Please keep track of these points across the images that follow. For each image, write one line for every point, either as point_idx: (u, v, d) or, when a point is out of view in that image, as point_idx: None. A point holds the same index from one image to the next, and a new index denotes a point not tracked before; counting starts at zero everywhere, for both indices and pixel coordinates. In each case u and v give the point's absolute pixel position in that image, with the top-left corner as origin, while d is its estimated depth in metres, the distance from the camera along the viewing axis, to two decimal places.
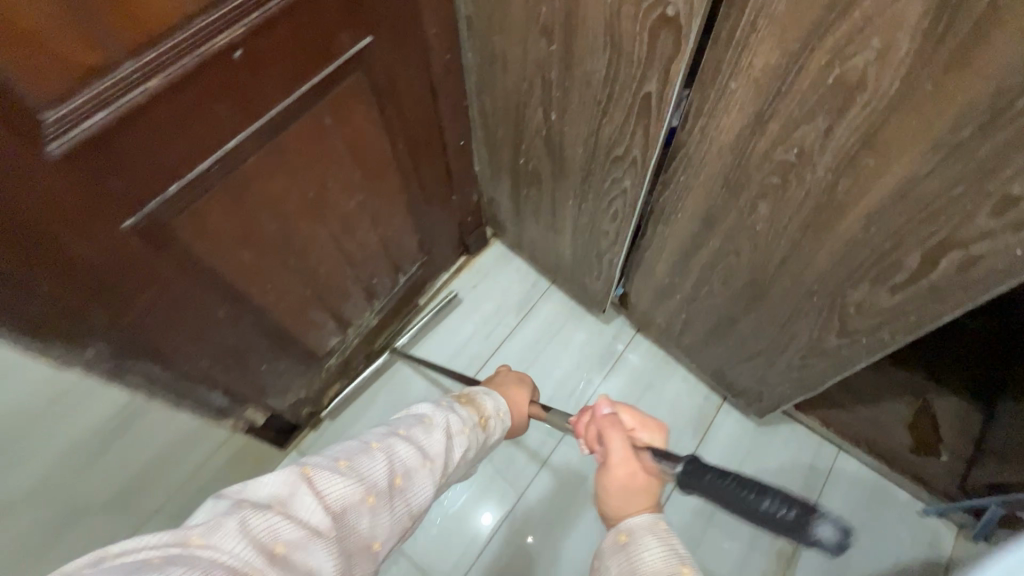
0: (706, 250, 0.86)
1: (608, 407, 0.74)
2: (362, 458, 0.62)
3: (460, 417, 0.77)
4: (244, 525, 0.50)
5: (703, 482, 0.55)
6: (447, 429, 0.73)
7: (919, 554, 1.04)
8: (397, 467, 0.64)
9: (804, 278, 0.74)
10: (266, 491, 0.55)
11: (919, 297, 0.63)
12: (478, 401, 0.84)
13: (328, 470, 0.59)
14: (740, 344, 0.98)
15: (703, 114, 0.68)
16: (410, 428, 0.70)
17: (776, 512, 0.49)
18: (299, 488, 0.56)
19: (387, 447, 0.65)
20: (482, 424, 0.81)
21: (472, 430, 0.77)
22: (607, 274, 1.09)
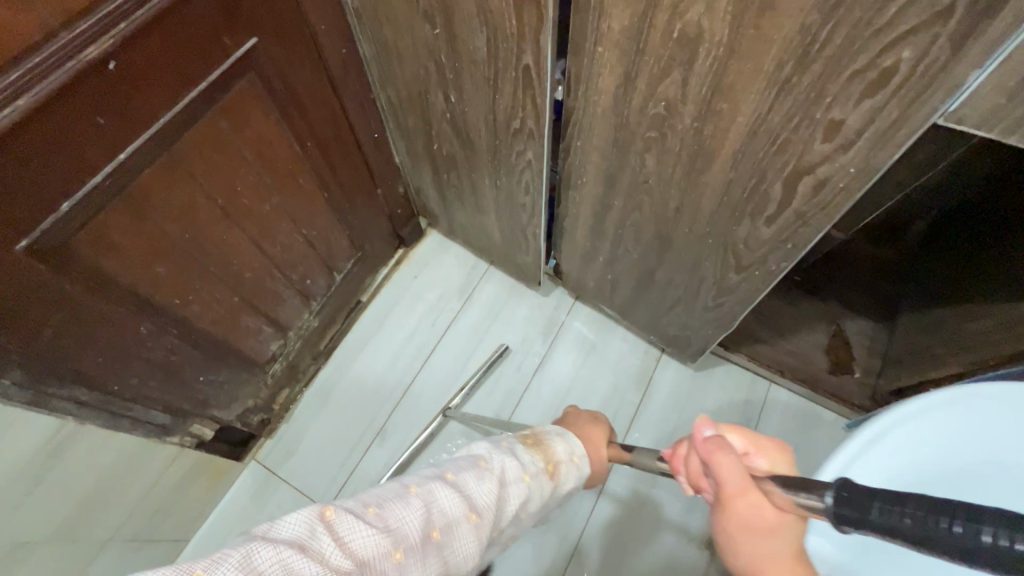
0: (614, 209, 0.91)
1: (710, 430, 0.53)
2: (396, 505, 0.55)
3: (521, 462, 0.65)
4: (250, 560, 0.45)
5: (862, 518, 0.35)
6: (504, 476, 0.62)
7: None
8: (435, 516, 0.56)
9: (698, 222, 0.80)
10: (283, 532, 0.49)
11: (789, 225, 0.69)
12: (545, 443, 0.71)
13: (352, 516, 0.52)
14: (662, 295, 1.04)
15: (582, 80, 0.73)
16: (460, 472, 0.61)
17: (1010, 552, 0.27)
18: (317, 531, 0.50)
19: (425, 493, 0.57)
20: (551, 471, 0.69)
21: (536, 477, 0.66)
22: (534, 247, 1.14)
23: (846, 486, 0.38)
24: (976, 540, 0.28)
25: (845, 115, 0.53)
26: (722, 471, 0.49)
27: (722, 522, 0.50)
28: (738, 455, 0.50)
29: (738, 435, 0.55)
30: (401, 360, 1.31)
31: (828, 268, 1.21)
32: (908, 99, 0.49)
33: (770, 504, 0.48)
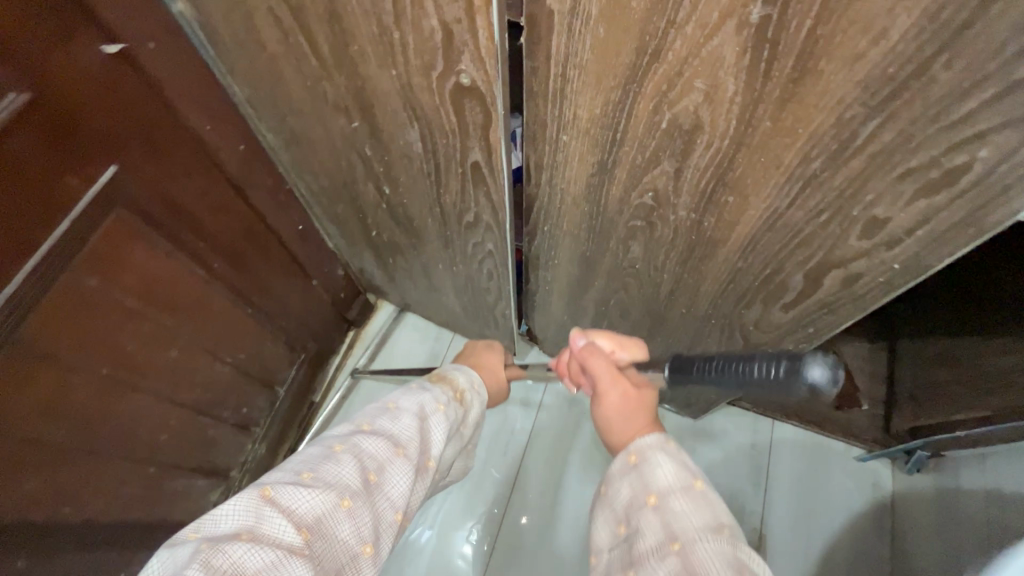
0: (594, 288, 0.79)
1: (584, 336, 0.63)
2: (328, 465, 0.48)
3: (428, 392, 0.59)
4: (202, 567, 0.39)
5: (689, 374, 0.52)
6: (420, 412, 0.56)
7: (868, 497, 1.05)
8: (368, 462, 0.49)
9: (697, 305, 0.69)
10: (224, 522, 0.43)
11: (810, 311, 0.59)
12: (447, 376, 0.64)
13: (289, 486, 0.46)
14: (656, 362, 0.92)
15: (544, 168, 0.59)
16: (376, 420, 0.53)
17: (764, 377, 0.45)
18: (261, 514, 0.43)
19: (351, 445, 0.50)
20: (458, 401, 0.62)
21: (449, 406, 0.60)
22: (505, 324, 1.00)
23: (678, 358, 0.54)
24: (753, 375, 0.45)
25: (891, 214, 0.43)
26: (593, 367, 0.59)
27: (598, 406, 0.57)
28: (606, 357, 0.61)
29: (607, 338, 0.64)
30: None
31: None
32: (980, 200, 0.38)
33: (631, 384, 0.57)
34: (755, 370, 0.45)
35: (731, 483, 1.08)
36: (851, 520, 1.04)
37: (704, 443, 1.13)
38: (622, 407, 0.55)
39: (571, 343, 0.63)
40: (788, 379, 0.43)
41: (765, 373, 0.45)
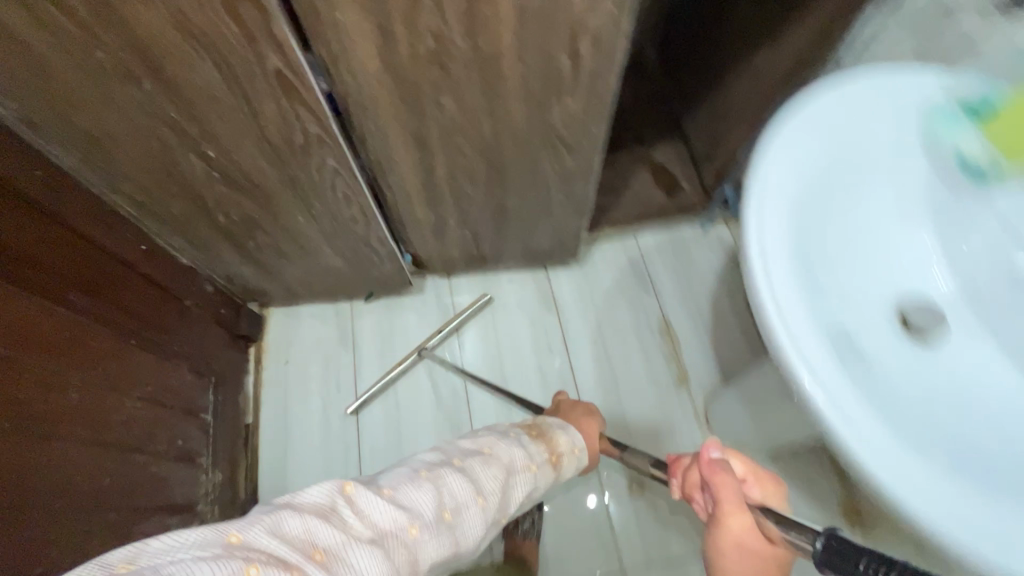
0: (439, 167, 0.89)
1: (719, 450, 0.51)
2: (408, 487, 0.56)
3: (526, 451, 0.69)
4: (280, 530, 0.47)
5: (847, 564, 0.37)
6: (509, 467, 0.65)
7: (721, 255, 1.30)
8: (444, 499, 0.57)
9: (518, 132, 0.82)
10: (312, 496, 0.51)
11: (589, 87, 0.75)
12: (552, 435, 0.74)
13: (370, 491, 0.54)
14: (521, 219, 1.07)
15: (339, 59, 0.67)
16: (467, 460, 0.63)
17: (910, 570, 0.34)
18: (340, 505, 0.51)
19: (435, 475, 0.59)
20: (554, 463, 0.71)
21: (541, 469, 0.69)
22: (388, 254, 1.07)
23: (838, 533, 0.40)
24: None
25: None
26: (724, 499, 0.49)
27: (716, 527, 0.50)
28: (739, 484, 0.50)
29: (740, 461, 0.54)
30: (335, 445, 1.17)
31: (619, 126, 1.37)
32: None
33: (759, 529, 0.48)
34: None
35: (625, 298, 1.29)
36: (717, 274, 1.29)
37: (594, 279, 1.31)
38: (750, 552, 0.48)
39: (704, 453, 0.51)
40: None
41: None
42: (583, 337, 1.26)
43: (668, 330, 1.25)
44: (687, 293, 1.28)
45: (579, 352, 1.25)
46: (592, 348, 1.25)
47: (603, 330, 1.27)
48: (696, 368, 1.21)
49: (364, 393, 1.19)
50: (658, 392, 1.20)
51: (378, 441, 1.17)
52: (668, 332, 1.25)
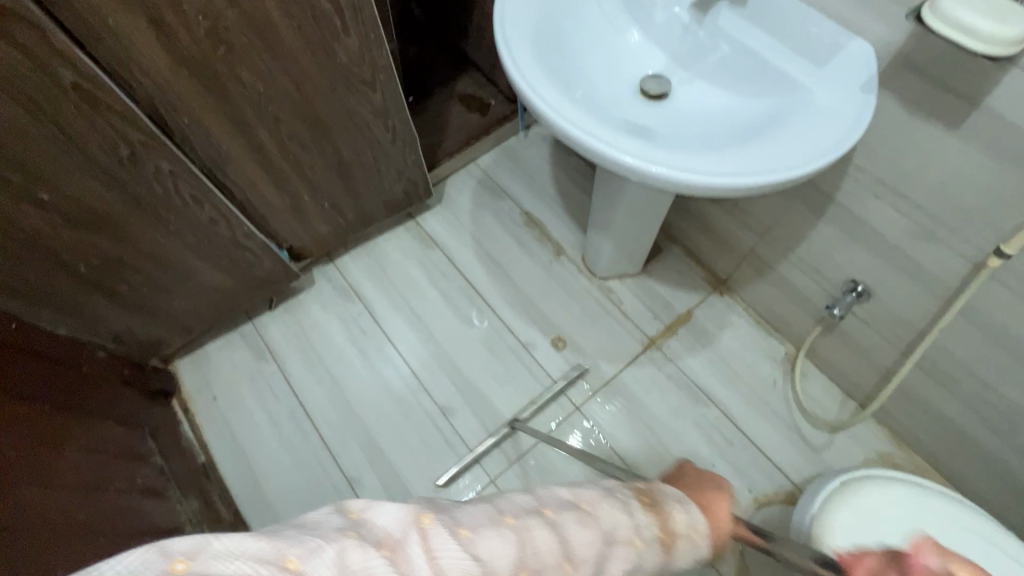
0: (268, 143, 0.99)
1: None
2: (490, 532, 0.44)
3: (634, 520, 0.53)
4: (343, 559, 0.36)
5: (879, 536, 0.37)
6: (609, 533, 0.50)
7: (546, 146, 1.54)
8: (529, 557, 0.44)
9: (318, 82, 0.95)
10: (389, 517, 0.41)
11: (356, 21, 0.89)
12: (666, 508, 0.56)
13: (446, 529, 0.42)
14: (365, 170, 1.19)
15: (128, 63, 0.75)
16: (561, 511, 0.50)
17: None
18: (409, 539, 0.40)
19: (523, 525, 0.46)
20: (665, 543, 0.54)
21: (648, 546, 0.53)
22: (263, 249, 1.15)
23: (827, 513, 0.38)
24: None
25: None
26: None
27: None
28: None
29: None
30: (295, 441, 1.22)
31: (417, 74, 1.52)
32: None
33: None
34: None
35: (489, 210, 1.47)
36: (549, 161, 1.51)
37: (457, 207, 1.48)
38: None
39: None
40: None
41: None
42: (468, 253, 1.42)
43: (533, 219, 1.45)
44: (534, 185, 1.49)
45: (471, 268, 1.40)
46: (479, 260, 1.41)
47: (481, 242, 1.43)
48: (564, 235, 1.42)
49: (456, 465, 1.16)
50: (546, 268, 1.38)
51: (333, 418, 1.24)
52: (533, 220, 1.44)
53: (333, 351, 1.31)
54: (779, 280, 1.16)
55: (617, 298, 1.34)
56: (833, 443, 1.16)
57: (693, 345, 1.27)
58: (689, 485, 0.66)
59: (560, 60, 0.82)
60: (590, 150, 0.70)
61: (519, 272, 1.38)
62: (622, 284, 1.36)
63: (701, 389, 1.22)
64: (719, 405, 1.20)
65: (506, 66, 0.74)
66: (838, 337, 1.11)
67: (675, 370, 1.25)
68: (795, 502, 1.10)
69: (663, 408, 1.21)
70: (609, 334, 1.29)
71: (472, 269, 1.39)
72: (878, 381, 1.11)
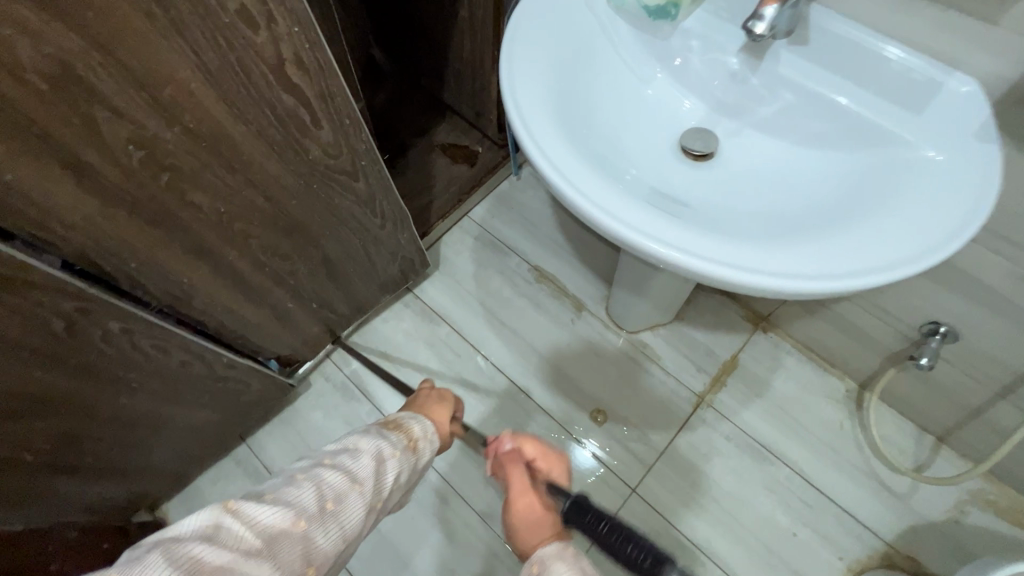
0: (238, 263, 0.81)
1: (512, 441, 0.59)
2: (288, 490, 0.51)
3: (385, 439, 0.59)
4: (170, 557, 0.42)
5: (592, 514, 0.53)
6: (382, 454, 0.57)
7: (545, 188, 1.38)
8: (326, 492, 0.52)
9: (290, 185, 0.78)
10: (187, 524, 0.45)
11: (328, 109, 0.72)
12: (402, 421, 0.63)
13: (251, 503, 0.48)
14: (354, 260, 1.02)
15: (45, 222, 0.57)
16: (336, 455, 0.56)
17: (634, 562, 0.50)
18: (225, 523, 0.46)
19: (312, 475, 0.53)
20: (412, 450, 0.61)
21: (403, 454, 0.59)
22: (249, 373, 0.97)
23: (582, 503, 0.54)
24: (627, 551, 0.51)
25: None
26: None
27: None
28: None
29: (532, 444, 0.59)
30: None
31: (389, 130, 1.35)
32: None
33: None
34: (631, 551, 0.50)
35: (493, 269, 1.31)
36: (551, 204, 1.36)
37: (457, 271, 1.32)
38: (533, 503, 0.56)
39: None
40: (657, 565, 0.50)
41: (637, 555, 0.50)
42: (479, 324, 1.26)
43: (544, 274, 1.30)
44: (538, 234, 1.34)
45: (485, 340, 1.24)
46: (491, 329, 1.25)
47: (492, 309, 1.27)
48: (582, 288, 1.27)
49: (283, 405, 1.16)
50: (568, 328, 1.24)
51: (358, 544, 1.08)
52: (544, 275, 1.29)
53: None
54: (834, 318, 1.04)
55: (652, 352, 1.20)
56: (918, 489, 1.04)
57: (744, 395, 1.15)
58: (416, 402, 0.70)
59: (586, 128, 0.66)
60: (655, 256, 0.55)
61: (539, 337, 1.24)
62: (655, 336, 1.22)
63: (764, 445, 1.10)
64: (788, 462, 1.08)
65: (532, 157, 0.58)
66: (913, 376, 0.99)
67: (732, 428, 1.12)
68: (895, 565, 0.98)
69: (727, 475, 1.08)
70: (651, 396, 1.16)
71: (485, 342, 1.24)
72: (960, 419, 0.98)
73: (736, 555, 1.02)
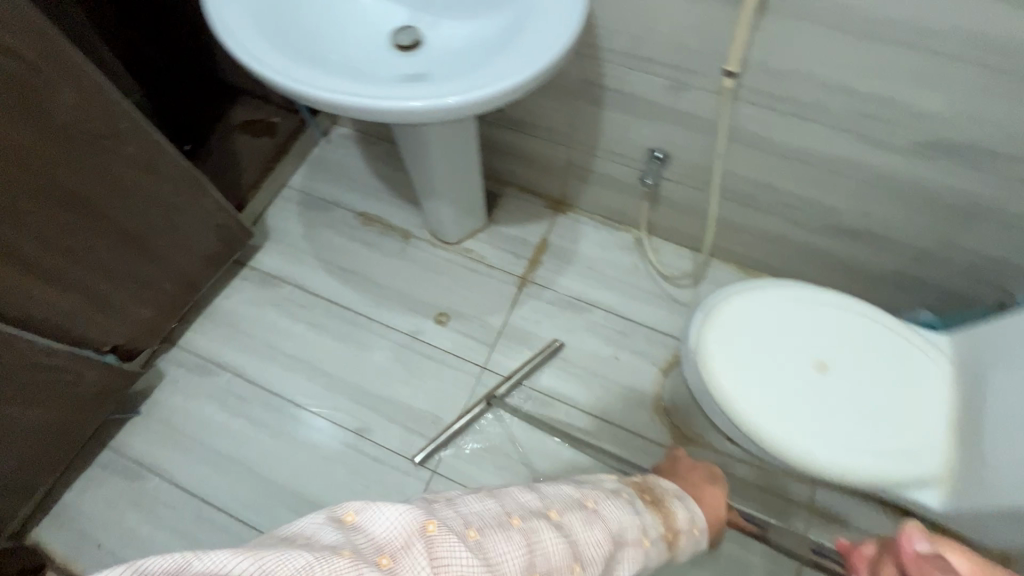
0: (20, 242, 0.85)
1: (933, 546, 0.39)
2: (495, 535, 0.45)
3: (638, 518, 0.56)
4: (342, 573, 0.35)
5: None
6: (618, 536, 0.53)
7: (352, 143, 1.49)
8: (536, 561, 0.45)
9: (50, 154, 0.83)
10: (391, 518, 0.40)
11: (60, 70, 0.78)
12: (668, 505, 0.62)
13: (454, 536, 0.42)
14: (160, 232, 1.07)
15: None
16: (564, 516, 0.51)
17: None
18: (416, 546, 0.39)
19: (529, 528, 0.47)
20: (669, 541, 0.59)
21: (654, 544, 0.57)
22: (79, 362, 1.00)
23: None
24: None
25: None
26: None
27: None
28: None
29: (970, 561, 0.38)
30: (214, 540, 1.09)
31: None
32: None
33: None
34: None
35: (321, 225, 1.40)
36: (361, 156, 1.48)
37: (287, 235, 1.39)
38: None
39: None
40: None
41: None
42: (318, 275, 1.35)
43: (369, 217, 1.41)
44: (356, 184, 1.44)
45: (327, 286, 1.33)
46: (332, 276, 1.34)
47: (327, 259, 1.36)
48: (406, 220, 1.40)
49: (432, 445, 1.14)
50: (401, 256, 1.36)
51: (248, 496, 1.13)
52: (369, 218, 1.41)
53: (216, 432, 1.19)
54: (601, 178, 1.25)
55: (477, 255, 1.36)
56: (697, 295, 1.29)
57: (558, 266, 1.34)
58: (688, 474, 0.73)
59: (295, 33, 0.80)
60: (345, 107, 0.71)
61: (377, 271, 1.35)
62: (477, 241, 1.38)
63: (581, 299, 1.30)
64: (602, 306, 1.29)
65: (251, 65, 0.72)
66: (665, 205, 1.23)
67: (554, 294, 1.31)
68: None
69: (556, 332, 1.26)
70: (484, 290, 1.32)
71: (328, 288, 1.33)
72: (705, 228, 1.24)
73: (575, 389, 1.21)
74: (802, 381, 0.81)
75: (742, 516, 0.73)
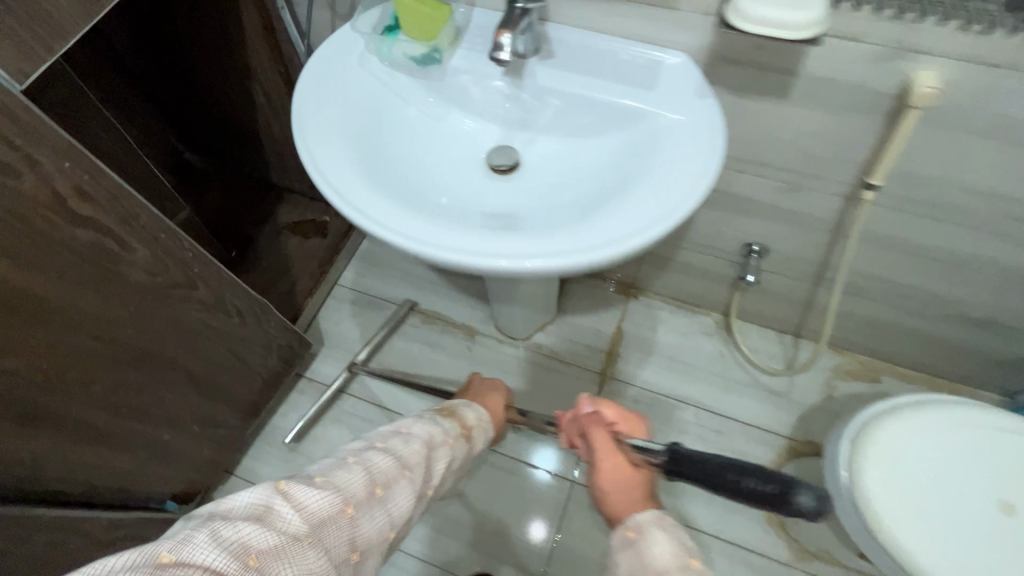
0: (90, 414, 0.76)
1: (593, 404, 0.65)
2: (337, 471, 0.51)
3: (439, 426, 0.65)
4: (216, 533, 0.40)
5: (695, 463, 0.54)
6: (430, 442, 0.61)
7: None
8: (376, 476, 0.52)
9: (122, 316, 0.74)
10: (240, 500, 0.44)
11: (136, 229, 0.71)
12: (459, 412, 0.72)
13: (301, 484, 0.48)
14: (224, 368, 0.97)
15: None
16: (387, 440, 0.58)
17: (762, 492, 0.50)
18: (274, 505, 0.45)
19: (362, 458, 0.53)
20: (465, 436, 0.69)
21: (455, 442, 0.66)
22: (141, 526, 0.91)
23: (677, 450, 0.56)
24: (751, 488, 0.50)
25: None
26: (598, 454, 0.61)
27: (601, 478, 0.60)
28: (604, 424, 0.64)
29: (613, 408, 0.65)
30: None
31: (224, 228, 1.31)
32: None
33: (630, 460, 0.60)
34: (753, 485, 0.50)
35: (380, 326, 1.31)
36: None
37: (344, 340, 1.30)
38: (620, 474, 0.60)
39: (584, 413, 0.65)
40: (781, 499, 0.49)
41: (760, 488, 0.50)
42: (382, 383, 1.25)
43: (429, 314, 1.32)
44: (412, 279, 1.36)
45: (392, 395, 1.24)
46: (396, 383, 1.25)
47: (390, 365, 1.27)
48: (468, 314, 1.32)
49: (299, 423, 1.16)
50: (467, 355, 1.27)
51: None
52: (430, 315, 1.32)
53: None
54: (681, 266, 1.18)
55: (550, 350, 1.27)
56: (794, 384, 1.19)
57: (637, 358, 1.25)
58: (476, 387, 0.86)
59: (389, 169, 0.73)
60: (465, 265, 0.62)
61: (444, 374, 1.25)
62: (547, 334, 1.29)
63: (669, 395, 1.20)
64: (691, 402, 1.19)
65: (361, 223, 0.64)
66: (756, 292, 1.15)
67: (638, 391, 1.21)
68: (798, 453, 1.12)
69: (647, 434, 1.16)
70: (562, 389, 1.22)
71: (393, 398, 1.23)
72: (799, 314, 1.16)
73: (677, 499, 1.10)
74: (982, 523, 0.72)
75: (518, 413, 0.85)
